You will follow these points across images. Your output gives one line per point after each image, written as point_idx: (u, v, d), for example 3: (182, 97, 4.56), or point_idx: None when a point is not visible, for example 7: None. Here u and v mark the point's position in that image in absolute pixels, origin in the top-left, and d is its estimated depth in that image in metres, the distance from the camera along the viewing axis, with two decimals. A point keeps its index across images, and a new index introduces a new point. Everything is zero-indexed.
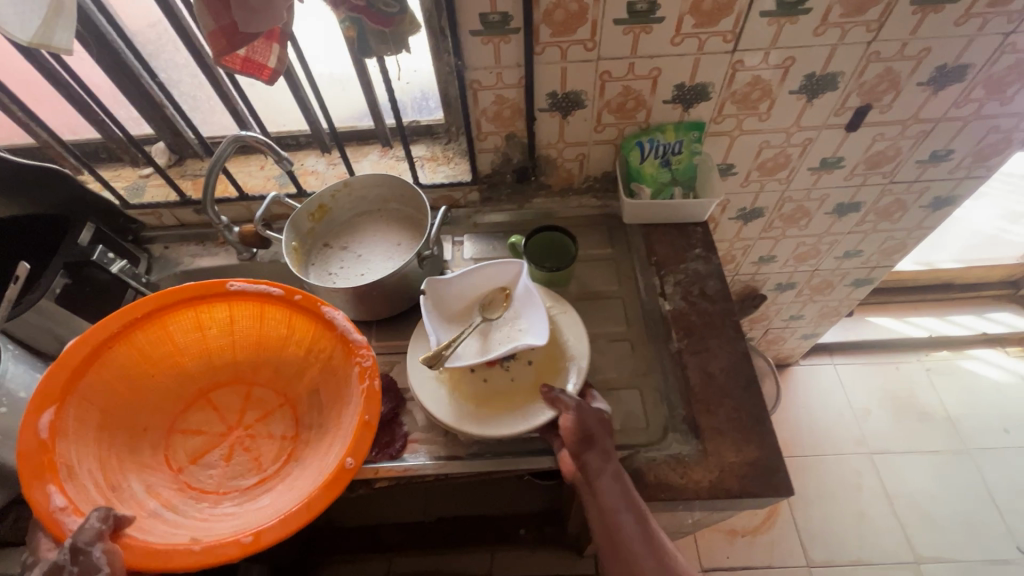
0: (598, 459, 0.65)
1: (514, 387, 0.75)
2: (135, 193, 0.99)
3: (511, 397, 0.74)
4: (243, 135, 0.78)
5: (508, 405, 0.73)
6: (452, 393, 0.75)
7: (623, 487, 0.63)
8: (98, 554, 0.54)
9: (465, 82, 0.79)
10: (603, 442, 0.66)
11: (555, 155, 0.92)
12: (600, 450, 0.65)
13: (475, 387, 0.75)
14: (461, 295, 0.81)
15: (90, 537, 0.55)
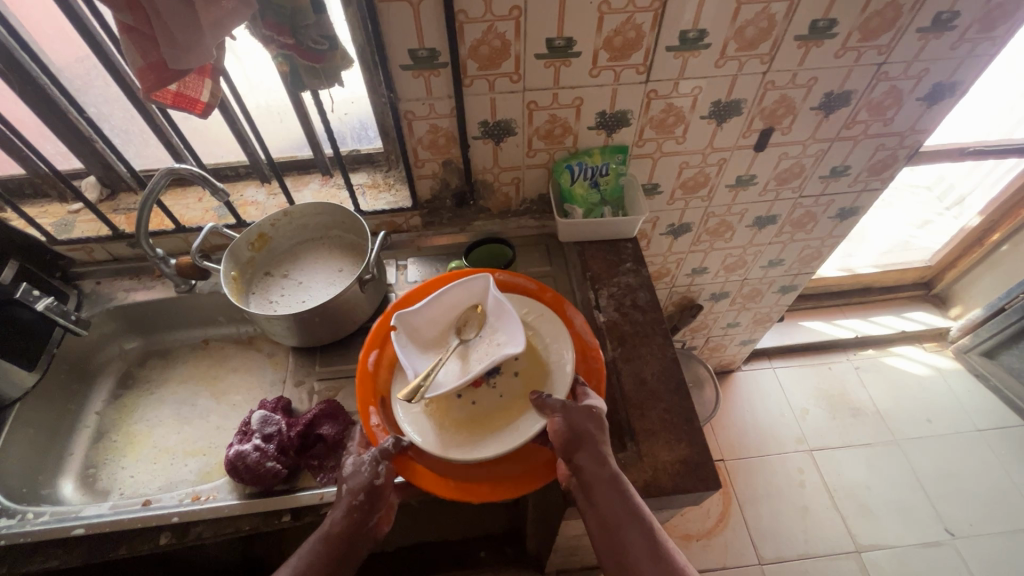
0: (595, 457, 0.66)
1: (503, 403, 0.73)
2: (63, 229, 0.97)
3: (499, 414, 0.72)
4: (177, 167, 0.79)
5: (498, 422, 0.71)
6: (441, 421, 0.71)
7: (621, 491, 0.65)
8: (381, 466, 0.66)
9: (399, 113, 0.83)
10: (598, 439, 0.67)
11: (492, 180, 0.97)
12: (595, 446, 0.66)
13: (464, 411, 0.72)
14: (435, 322, 0.80)
15: (382, 450, 0.67)
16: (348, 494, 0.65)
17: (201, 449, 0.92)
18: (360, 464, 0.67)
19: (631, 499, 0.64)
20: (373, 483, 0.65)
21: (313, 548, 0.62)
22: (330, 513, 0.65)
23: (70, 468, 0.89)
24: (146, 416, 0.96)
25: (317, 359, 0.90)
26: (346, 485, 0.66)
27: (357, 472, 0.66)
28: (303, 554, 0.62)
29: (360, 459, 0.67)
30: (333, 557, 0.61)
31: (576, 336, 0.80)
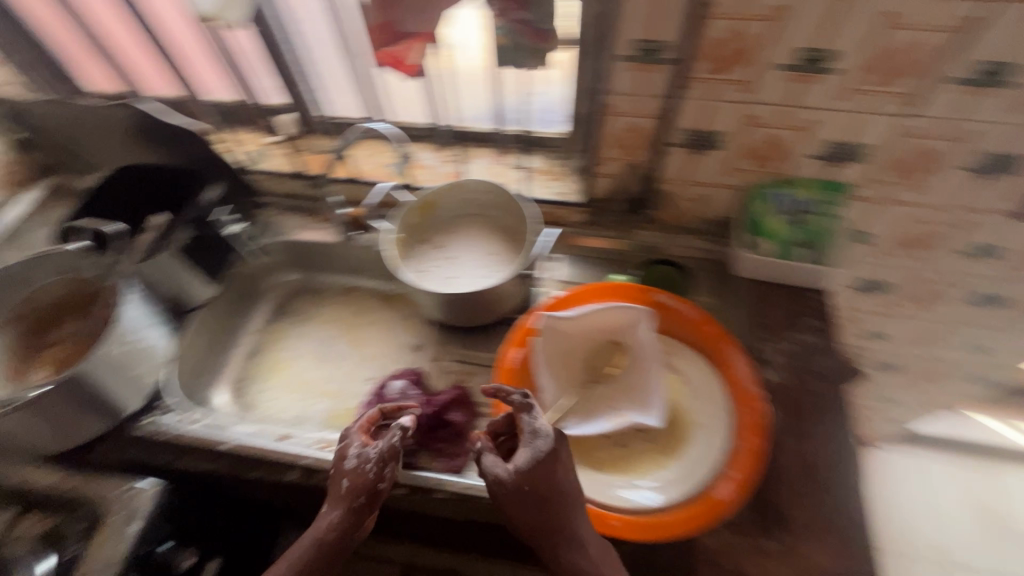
0: (580, 531, 0.58)
1: (650, 449, 0.69)
2: (259, 159, 1.05)
3: (648, 461, 0.68)
4: (378, 126, 0.82)
5: (647, 471, 0.67)
6: (585, 458, 0.69)
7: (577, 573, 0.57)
8: (387, 470, 0.64)
9: (600, 105, 0.76)
10: (558, 503, 0.57)
11: (674, 192, 0.88)
12: (534, 522, 0.56)
13: (610, 452, 0.69)
14: (576, 341, 0.76)
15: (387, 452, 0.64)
16: (346, 493, 0.63)
17: (333, 391, 0.97)
18: (365, 463, 0.64)
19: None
20: (375, 485, 0.64)
21: (310, 544, 0.62)
22: (327, 509, 0.64)
23: (226, 376, 0.98)
24: (292, 347, 1.02)
25: (456, 338, 0.89)
26: (348, 483, 0.64)
27: (359, 469, 0.64)
28: (295, 551, 0.63)
29: (372, 457, 0.64)
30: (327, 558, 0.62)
31: (734, 382, 0.70)
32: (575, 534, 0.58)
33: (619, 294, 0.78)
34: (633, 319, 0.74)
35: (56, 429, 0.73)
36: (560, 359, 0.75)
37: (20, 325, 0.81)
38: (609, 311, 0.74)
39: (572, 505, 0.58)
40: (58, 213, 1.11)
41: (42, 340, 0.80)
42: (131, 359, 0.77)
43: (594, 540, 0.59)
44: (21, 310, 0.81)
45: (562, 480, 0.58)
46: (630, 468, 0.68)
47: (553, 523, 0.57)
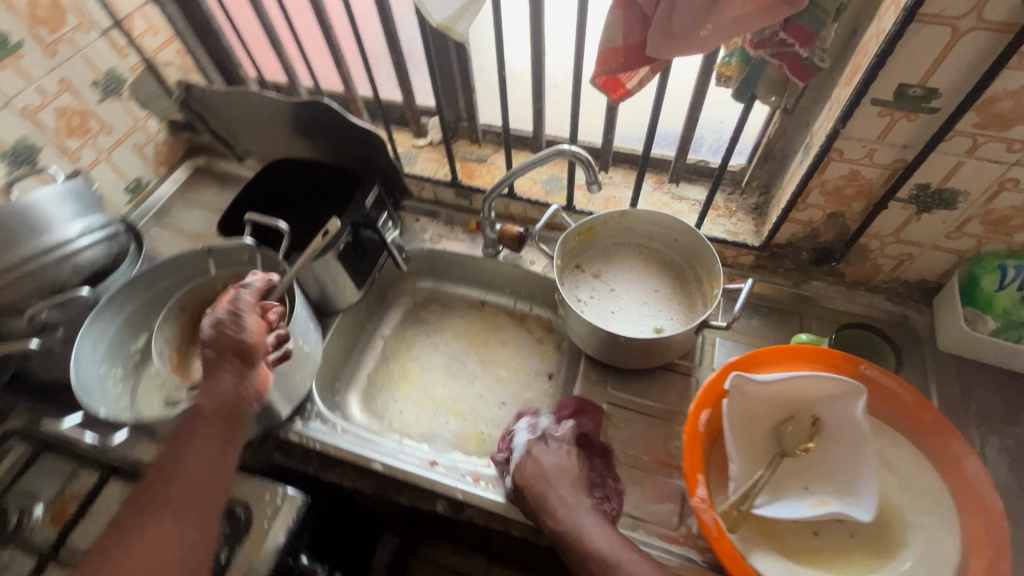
0: (566, 509, 0.62)
1: (853, 543, 0.62)
2: (408, 161, 1.02)
3: (853, 559, 0.60)
4: (567, 150, 0.73)
5: (853, 570, 0.60)
6: (777, 544, 0.62)
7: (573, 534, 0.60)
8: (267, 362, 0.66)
9: (825, 149, 0.68)
10: (544, 488, 0.65)
11: (874, 248, 0.78)
12: (519, 488, 0.67)
13: (805, 540, 0.62)
14: (764, 409, 0.69)
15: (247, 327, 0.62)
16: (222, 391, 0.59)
17: (462, 411, 0.93)
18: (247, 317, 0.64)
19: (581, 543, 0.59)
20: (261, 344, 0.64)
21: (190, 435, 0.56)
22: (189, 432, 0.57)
23: (357, 382, 0.96)
24: (421, 358, 0.99)
25: (607, 378, 0.83)
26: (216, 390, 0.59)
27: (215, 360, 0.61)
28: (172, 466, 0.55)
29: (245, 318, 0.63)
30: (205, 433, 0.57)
31: (963, 483, 0.61)
32: (560, 513, 0.62)
33: (815, 360, 0.70)
34: (838, 393, 0.66)
35: None
36: (746, 427, 0.68)
37: (186, 316, 0.80)
38: (810, 380, 0.66)
39: (562, 487, 0.65)
40: (204, 195, 1.12)
41: None
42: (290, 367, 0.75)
43: (588, 518, 0.61)
44: (186, 302, 0.79)
45: (553, 470, 0.66)
46: (833, 564, 0.60)
47: (535, 499, 0.64)
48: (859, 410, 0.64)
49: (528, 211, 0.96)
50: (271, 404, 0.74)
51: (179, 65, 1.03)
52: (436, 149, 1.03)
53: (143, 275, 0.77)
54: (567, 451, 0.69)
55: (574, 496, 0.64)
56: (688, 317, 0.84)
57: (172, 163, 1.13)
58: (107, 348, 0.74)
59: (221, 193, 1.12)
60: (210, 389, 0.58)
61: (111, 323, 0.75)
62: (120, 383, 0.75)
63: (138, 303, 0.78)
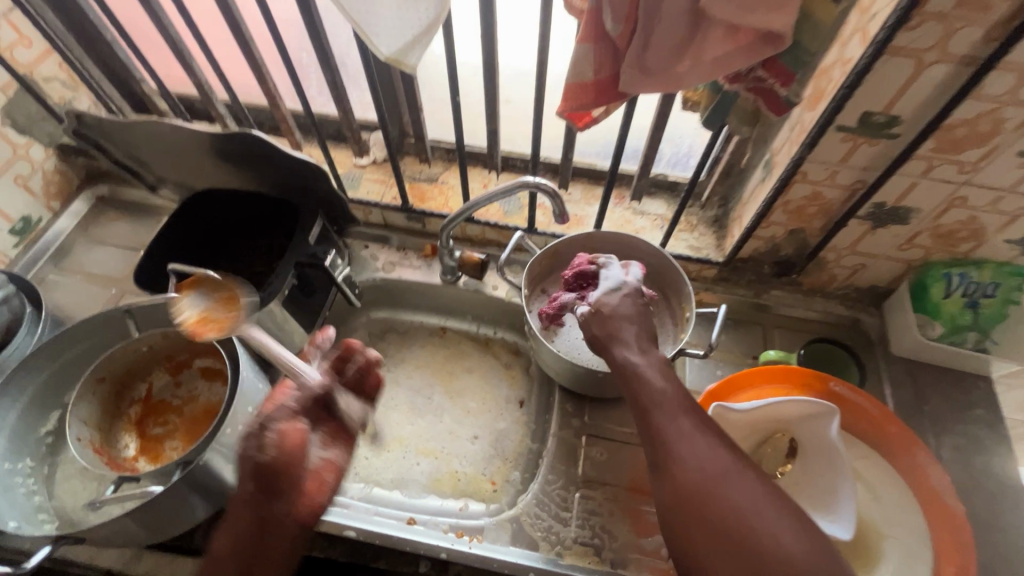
0: (629, 346, 0.54)
1: None
2: (350, 183, 0.93)
3: None
4: (538, 182, 0.68)
5: None
6: None
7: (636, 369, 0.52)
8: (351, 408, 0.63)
9: (790, 173, 0.67)
10: (614, 324, 0.56)
11: (831, 260, 0.80)
12: (592, 322, 0.57)
13: None
14: (742, 436, 0.69)
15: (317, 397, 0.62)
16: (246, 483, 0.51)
17: (433, 450, 0.88)
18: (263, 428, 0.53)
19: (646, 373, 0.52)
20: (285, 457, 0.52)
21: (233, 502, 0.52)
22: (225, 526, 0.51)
23: None
24: (383, 395, 0.93)
25: (582, 407, 0.81)
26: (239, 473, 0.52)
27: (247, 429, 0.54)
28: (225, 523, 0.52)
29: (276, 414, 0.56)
30: (251, 502, 0.51)
31: (930, 491, 0.64)
32: (623, 345, 0.54)
33: (788, 381, 0.71)
34: (811, 414, 0.67)
35: (151, 524, 0.62)
36: None
37: (106, 386, 0.69)
38: (783, 405, 0.67)
39: (630, 329, 0.56)
40: (112, 230, 0.99)
41: (129, 398, 0.72)
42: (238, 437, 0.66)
43: (649, 355, 0.54)
44: (105, 372, 0.68)
45: (631, 313, 0.57)
46: None
47: (608, 332, 0.56)
48: (831, 431, 0.65)
49: (487, 233, 0.90)
50: (222, 482, 0.66)
51: (64, 80, 0.88)
52: (380, 168, 0.95)
53: (48, 346, 0.65)
54: (642, 304, 0.58)
55: (639, 342, 0.55)
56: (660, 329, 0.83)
57: (66, 196, 0.98)
58: (9, 439, 0.63)
59: (134, 225, 0.98)
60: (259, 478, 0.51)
61: (11, 409, 0.63)
62: (33, 478, 0.64)
63: (44, 379, 0.66)
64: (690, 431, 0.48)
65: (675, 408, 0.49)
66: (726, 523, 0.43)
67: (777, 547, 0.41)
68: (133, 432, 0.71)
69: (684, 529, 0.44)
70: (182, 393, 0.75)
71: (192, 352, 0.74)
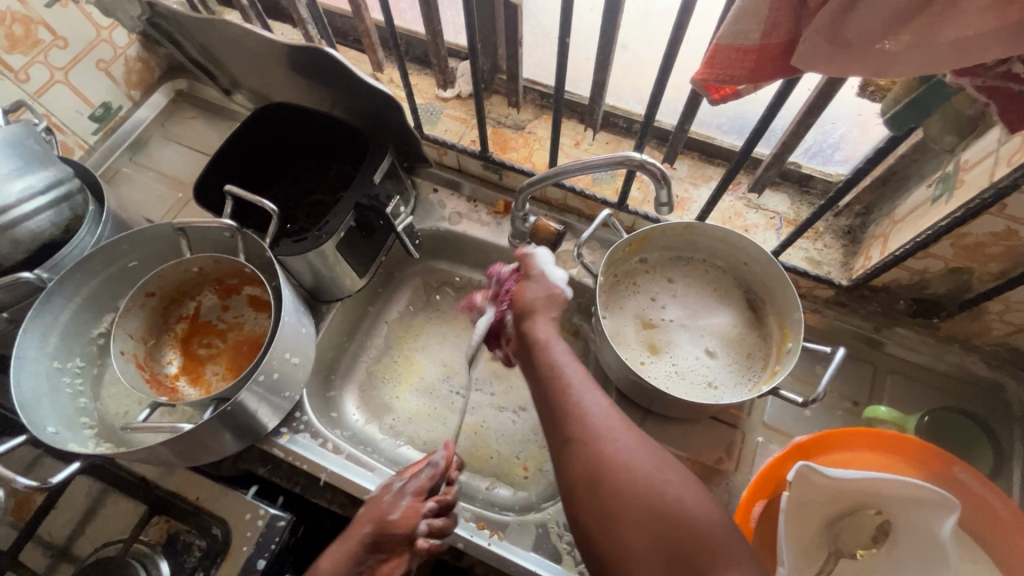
0: (534, 322, 0.57)
1: None
2: (428, 117, 0.84)
3: None
4: (645, 160, 0.55)
5: None
6: None
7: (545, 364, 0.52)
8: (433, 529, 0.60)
9: (985, 202, 0.51)
10: (528, 355, 0.55)
11: (994, 311, 0.63)
12: (510, 313, 0.60)
13: None
14: (824, 504, 0.58)
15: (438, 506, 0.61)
16: (367, 522, 0.57)
17: (469, 421, 0.82)
18: (399, 494, 0.59)
19: (554, 359, 0.52)
20: (388, 525, 0.56)
21: (348, 530, 0.58)
22: (336, 543, 0.57)
23: (355, 373, 0.84)
24: (428, 348, 0.87)
25: (639, 417, 0.72)
26: (367, 510, 0.59)
27: (392, 484, 0.61)
28: (335, 541, 0.58)
29: (411, 482, 0.60)
30: (363, 546, 0.56)
31: None
32: (534, 329, 0.56)
33: (899, 450, 0.59)
34: (922, 504, 0.54)
35: (182, 454, 0.61)
36: (801, 524, 0.58)
37: (154, 300, 0.68)
38: (890, 485, 0.55)
39: (543, 318, 0.57)
40: (186, 129, 0.95)
41: (177, 313, 0.71)
42: (271, 383, 0.63)
43: (560, 346, 0.54)
44: (155, 286, 0.67)
45: (542, 307, 0.57)
46: None
47: (519, 316, 0.59)
48: (943, 529, 0.53)
49: (569, 198, 0.79)
50: (252, 421, 0.64)
51: None
52: (464, 104, 0.85)
53: (102, 251, 0.63)
54: (557, 299, 0.58)
55: (552, 325, 0.57)
56: (747, 366, 0.68)
57: (147, 85, 0.94)
58: (61, 338, 0.63)
59: (208, 127, 0.95)
60: (381, 520, 0.57)
61: (64, 308, 0.63)
62: (81, 378, 0.65)
63: (97, 282, 0.65)
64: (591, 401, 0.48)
65: (582, 389, 0.49)
66: (635, 509, 0.42)
67: (688, 515, 0.41)
68: (177, 349, 0.71)
69: (597, 526, 0.43)
70: (228, 317, 0.73)
71: (241, 278, 0.71)
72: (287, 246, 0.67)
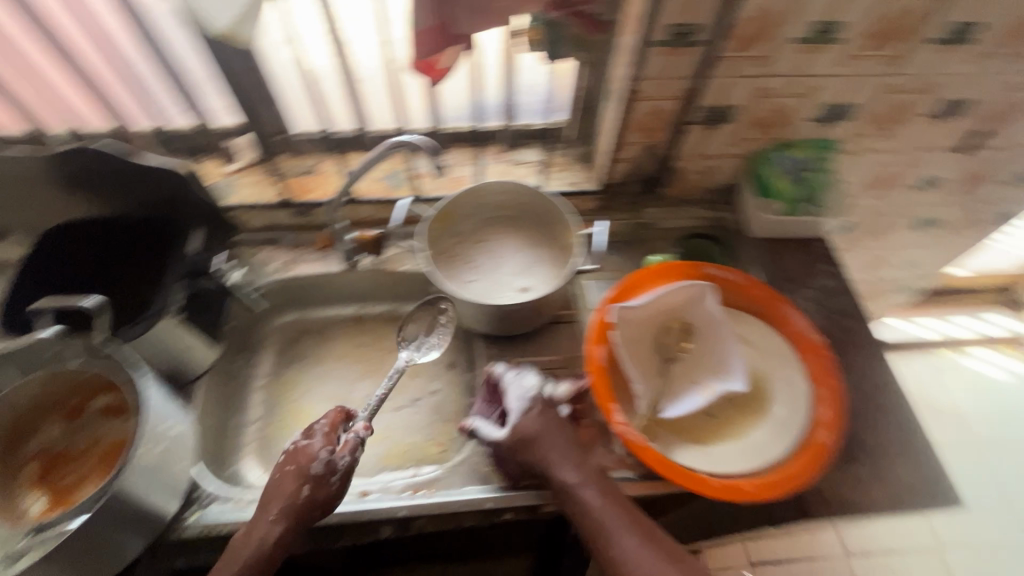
0: (553, 470, 0.65)
1: (739, 409, 0.73)
2: (224, 192, 0.90)
3: (739, 420, 0.72)
4: (402, 140, 0.73)
5: (744, 431, 0.71)
6: (690, 437, 0.71)
7: (576, 503, 0.63)
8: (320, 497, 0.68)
9: (627, 92, 0.76)
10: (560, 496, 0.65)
11: (685, 167, 0.91)
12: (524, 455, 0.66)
13: (703, 422, 0.73)
14: (644, 330, 0.77)
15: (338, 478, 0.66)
16: (309, 498, 0.61)
17: (376, 433, 0.88)
18: (332, 470, 0.63)
19: (589, 505, 0.62)
20: (331, 501, 0.63)
21: (291, 493, 0.61)
22: (274, 518, 0.60)
23: (246, 446, 0.85)
24: (309, 391, 0.91)
25: (505, 349, 0.85)
26: (309, 488, 0.62)
27: (316, 451, 0.64)
28: (269, 515, 0.60)
29: (347, 446, 0.65)
30: (306, 516, 0.61)
31: (797, 335, 0.76)
32: (560, 476, 0.64)
33: (671, 275, 0.81)
34: (692, 299, 0.77)
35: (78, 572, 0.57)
36: (636, 350, 0.75)
37: None
38: (671, 293, 0.76)
39: (557, 458, 0.66)
40: None
41: (24, 456, 0.68)
42: (157, 463, 0.63)
43: (588, 489, 0.63)
44: None
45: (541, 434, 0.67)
46: (730, 434, 0.71)
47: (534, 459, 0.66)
48: (712, 305, 0.75)
49: (378, 212, 0.92)
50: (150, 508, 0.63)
51: None
52: (254, 171, 0.93)
53: None
54: (550, 415, 0.69)
55: (567, 457, 0.66)
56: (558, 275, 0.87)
57: None
58: None
59: None
60: (320, 494, 0.62)
61: None
62: None
63: None
64: (630, 549, 0.59)
65: (620, 536, 0.60)
66: None
67: None
68: (38, 489, 0.66)
69: None
70: (84, 437, 0.69)
71: (84, 392, 0.69)
72: (130, 330, 0.69)
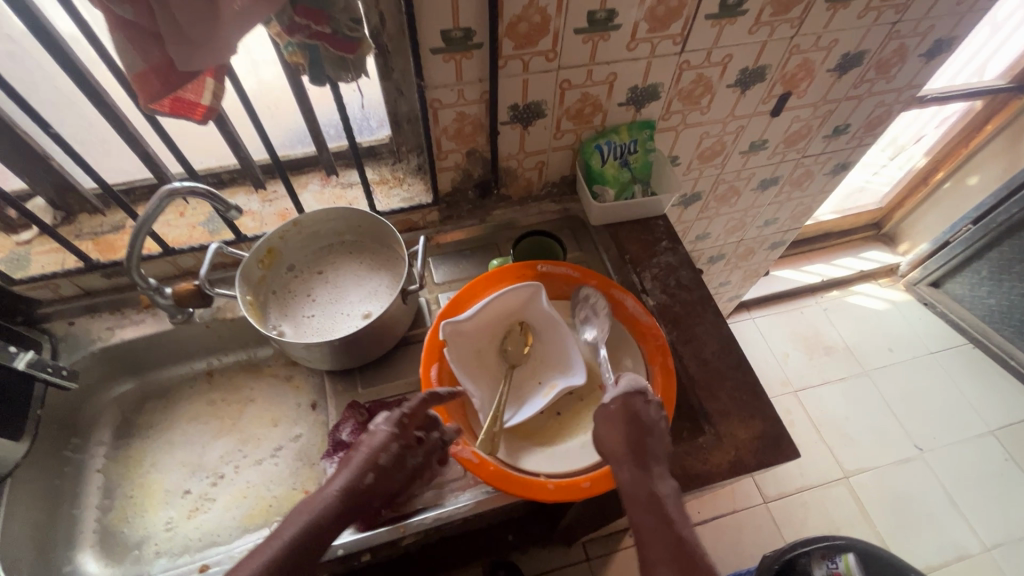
0: (637, 469, 0.61)
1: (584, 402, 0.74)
2: (17, 265, 0.81)
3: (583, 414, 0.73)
4: (180, 186, 0.67)
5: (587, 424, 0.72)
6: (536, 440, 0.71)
7: (653, 508, 0.59)
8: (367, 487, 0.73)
9: (426, 102, 0.74)
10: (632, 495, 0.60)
11: (516, 166, 0.90)
12: (610, 443, 0.63)
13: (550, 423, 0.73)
14: (484, 340, 0.76)
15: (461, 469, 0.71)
16: (376, 478, 0.61)
17: (234, 492, 0.82)
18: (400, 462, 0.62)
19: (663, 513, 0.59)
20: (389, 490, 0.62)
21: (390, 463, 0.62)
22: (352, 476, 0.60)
23: (85, 536, 0.78)
24: (157, 463, 0.84)
25: (356, 381, 0.82)
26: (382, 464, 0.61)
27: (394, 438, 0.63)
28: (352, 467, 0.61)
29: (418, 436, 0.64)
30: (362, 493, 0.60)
31: (631, 318, 0.77)
32: (643, 473, 0.61)
33: (506, 279, 0.80)
34: (526, 300, 0.77)
35: None
36: (476, 362, 0.74)
37: None
38: (503, 298, 0.75)
39: (636, 463, 0.61)
40: None
41: None
42: None
43: (654, 507, 0.59)
44: None
45: (617, 428, 0.63)
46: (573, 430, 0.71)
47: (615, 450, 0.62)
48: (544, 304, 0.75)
49: (200, 259, 0.86)
50: None
51: None
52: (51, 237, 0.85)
53: None
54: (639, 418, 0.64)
55: (651, 465, 0.62)
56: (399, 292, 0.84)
57: None
58: None
59: None
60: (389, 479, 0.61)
61: None
62: None
63: None
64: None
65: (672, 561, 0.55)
66: None
67: None
68: None
69: None
70: None
71: None
72: None
